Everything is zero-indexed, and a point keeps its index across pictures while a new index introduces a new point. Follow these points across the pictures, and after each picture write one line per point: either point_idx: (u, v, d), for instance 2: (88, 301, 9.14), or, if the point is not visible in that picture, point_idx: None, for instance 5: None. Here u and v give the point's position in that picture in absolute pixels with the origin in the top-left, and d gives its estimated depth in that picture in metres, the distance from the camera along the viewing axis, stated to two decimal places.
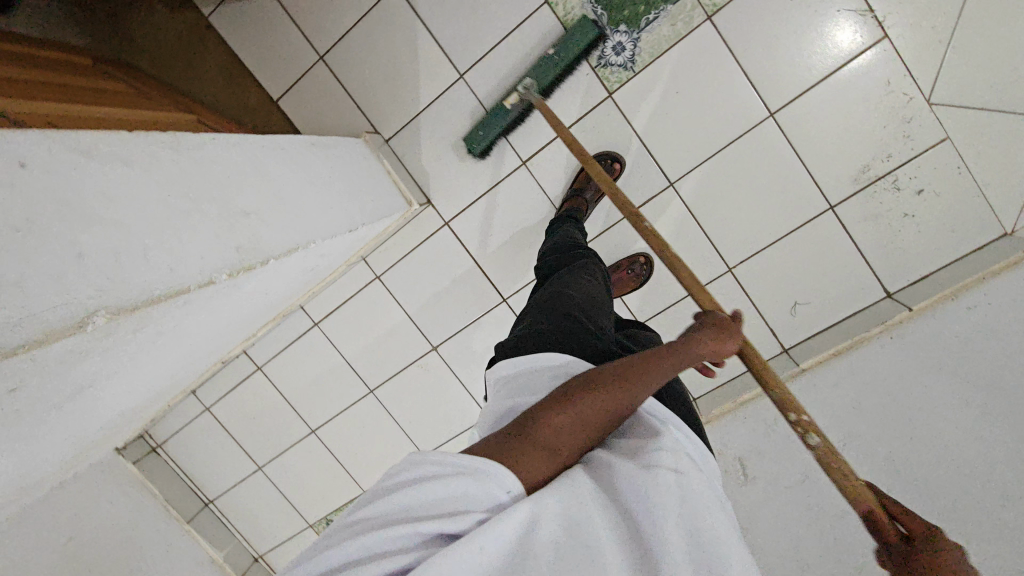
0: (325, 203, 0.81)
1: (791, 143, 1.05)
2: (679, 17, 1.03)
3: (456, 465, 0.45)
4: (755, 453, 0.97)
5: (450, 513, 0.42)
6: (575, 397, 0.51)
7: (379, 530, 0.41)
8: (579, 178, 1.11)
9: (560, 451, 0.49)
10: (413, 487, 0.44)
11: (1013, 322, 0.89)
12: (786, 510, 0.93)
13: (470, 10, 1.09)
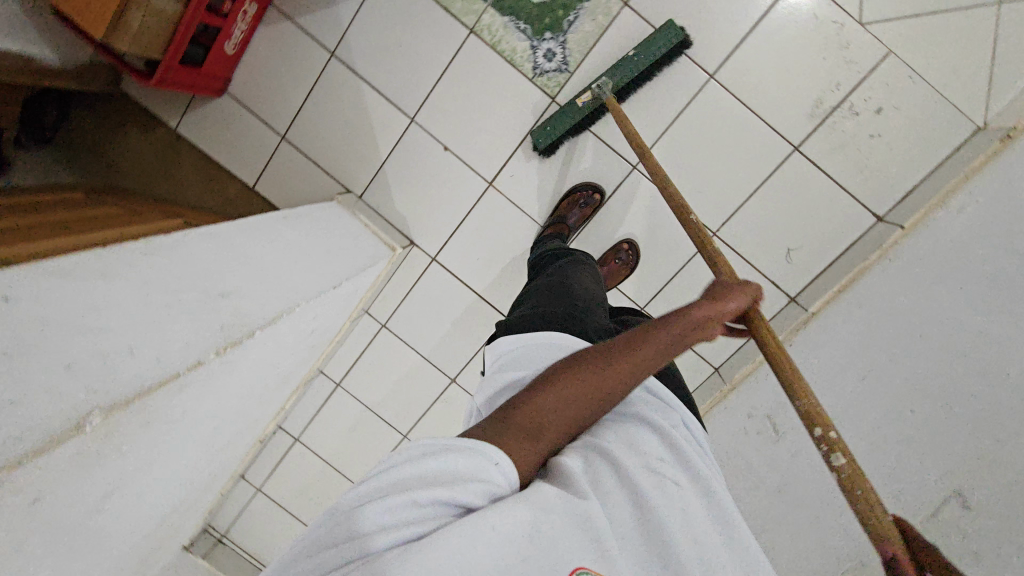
0: (302, 267, 0.85)
1: (738, 98, 1.06)
2: (598, 11, 1.06)
3: (464, 439, 0.43)
4: (784, 407, 0.95)
5: (461, 485, 0.40)
6: (570, 373, 0.51)
7: (385, 501, 0.39)
8: (561, 206, 1.15)
9: (550, 432, 0.48)
10: (419, 458, 0.42)
11: (1008, 213, 0.86)
12: (826, 457, 0.90)
13: (405, 58, 1.14)
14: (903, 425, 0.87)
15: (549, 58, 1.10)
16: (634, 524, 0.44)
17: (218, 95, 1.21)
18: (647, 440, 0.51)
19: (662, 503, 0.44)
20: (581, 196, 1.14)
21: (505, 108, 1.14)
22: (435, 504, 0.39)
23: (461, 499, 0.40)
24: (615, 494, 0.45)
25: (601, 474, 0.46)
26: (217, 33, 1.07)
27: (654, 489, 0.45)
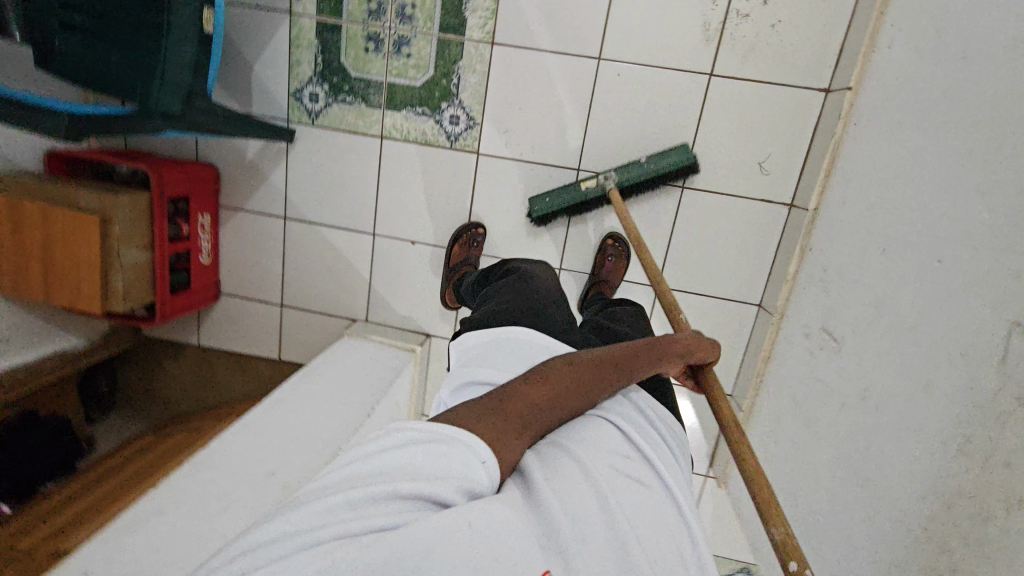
0: (334, 414, 0.90)
1: (633, 62, 1.07)
2: (473, 61, 1.11)
3: (451, 433, 0.44)
4: (831, 315, 0.89)
5: (442, 479, 0.40)
6: (553, 371, 0.56)
7: (364, 489, 0.38)
8: (455, 251, 1.19)
9: (532, 425, 0.50)
10: (401, 452, 0.41)
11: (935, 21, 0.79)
12: (884, 344, 0.76)
13: (341, 189, 1.23)
14: (938, 280, 0.69)
15: (457, 123, 1.15)
16: (602, 529, 0.43)
17: (216, 299, 1.33)
18: (612, 437, 0.53)
19: (628, 507, 0.46)
20: (468, 237, 1.19)
21: (444, 183, 1.19)
22: (418, 497, 0.39)
23: (442, 491, 0.39)
24: (582, 493, 0.45)
25: (562, 464, 0.48)
26: (189, 253, 1.20)
27: (621, 493, 0.47)
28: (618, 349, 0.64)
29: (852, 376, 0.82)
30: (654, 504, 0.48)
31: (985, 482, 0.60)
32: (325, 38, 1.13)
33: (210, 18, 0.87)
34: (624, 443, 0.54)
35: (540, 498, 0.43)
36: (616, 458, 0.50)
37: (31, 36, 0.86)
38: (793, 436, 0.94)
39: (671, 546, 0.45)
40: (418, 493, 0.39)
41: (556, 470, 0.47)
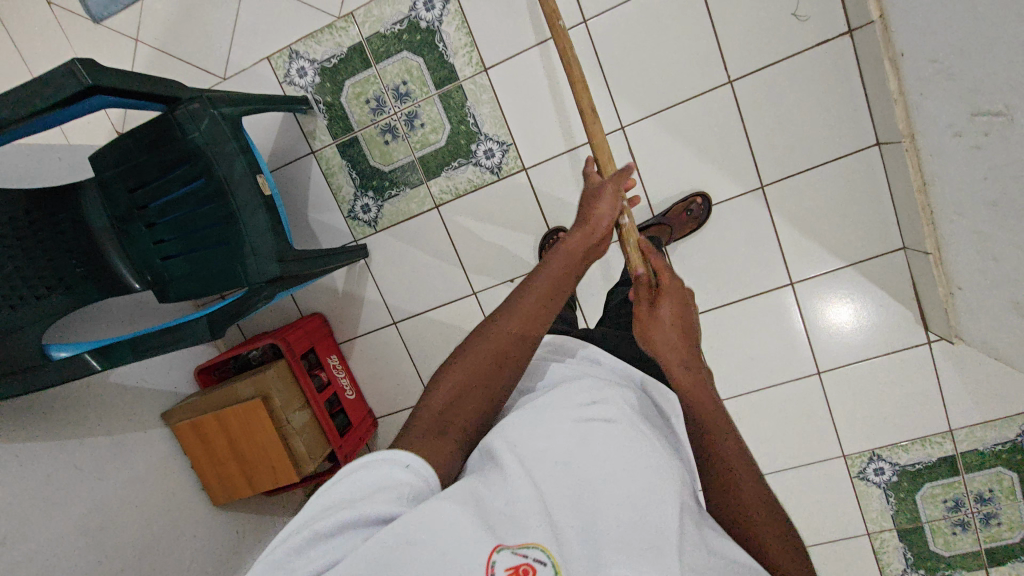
0: None
1: (617, 6, 1.05)
2: (478, 94, 1.14)
3: (372, 455, 0.49)
4: (972, 97, 0.78)
5: (370, 499, 0.45)
6: (455, 369, 0.58)
7: (300, 535, 0.44)
8: None
9: (452, 428, 0.54)
10: (328, 490, 0.47)
11: None
12: None
13: (427, 272, 1.27)
14: None
15: (492, 154, 1.17)
16: (562, 498, 0.49)
17: (376, 424, 1.38)
18: (576, 391, 0.57)
19: (587, 455, 0.52)
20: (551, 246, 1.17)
21: (509, 212, 1.20)
22: (349, 524, 0.44)
23: (371, 512, 0.44)
24: (541, 452, 0.52)
25: (526, 434, 0.53)
26: (337, 396, 1.27)
27: (582, 446, 0.52)
28: (518, 296, 0.63)
29: None
30: (616, 441, 0.53)
31: None
32: (349, 154, 1.21)
33: (264, 180, 0.94)
34: (586, 394, 0.57)
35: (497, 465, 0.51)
36: (576, 407, 0.55)
37: (147, 280, 0.97)
38: (1012, 237, 0.80)
39: (632, 480, 0.51)
40: (348, 523, 0.44)
41: (514, 433, 0.53)
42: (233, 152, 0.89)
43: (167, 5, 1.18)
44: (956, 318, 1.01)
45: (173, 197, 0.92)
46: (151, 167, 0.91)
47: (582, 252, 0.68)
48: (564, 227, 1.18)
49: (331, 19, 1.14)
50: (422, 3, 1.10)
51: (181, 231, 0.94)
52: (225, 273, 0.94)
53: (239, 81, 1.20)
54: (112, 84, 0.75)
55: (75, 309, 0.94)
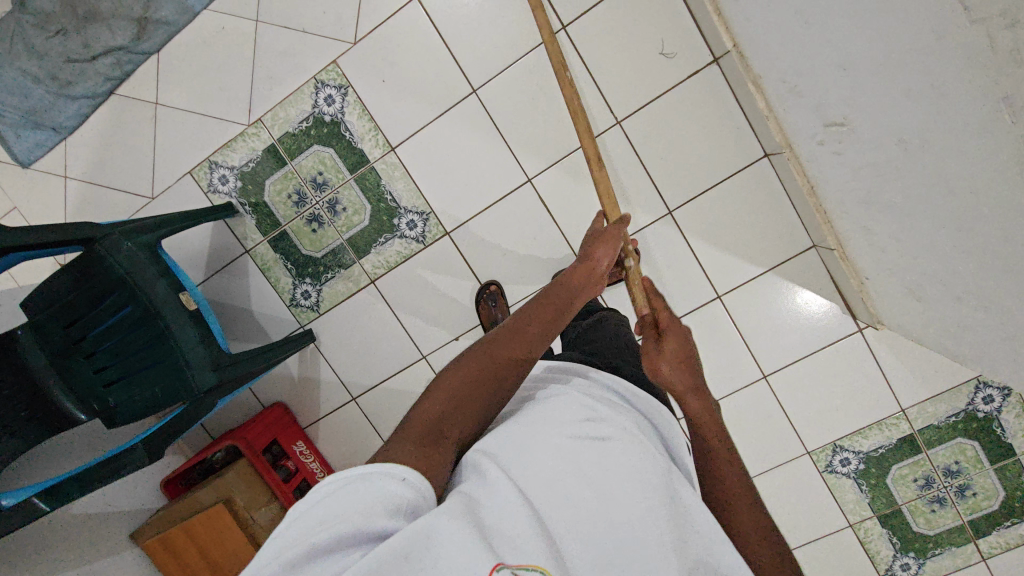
0: None
1: (501, 73, 1.12)
2: (391, 172, 1.19)
3: (367, 468, 0.46)
4: (819, 113, 0.84)
5: (364, 512, 0.43)
6: (462, 365, 0.59)
7: (285, 556, 0.41)
8: (483, 315, 1.19)
9: (448, 436, 0.53)
10: (320, 504, 0.44)
11: None
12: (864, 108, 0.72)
13: (376, 344, 1.30)
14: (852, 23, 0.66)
15: (415, 224, 1.22)
16: (557, 505, 0.51)
17: None
18: (569, 405, 0.60)
19: (584, 472, 0.53)
20: (485, 299, 1.20)
21: (442, 275, 1.24)
22: (346, 541, 0.42)
23: (370, 526, 0.42)
24: (535, 465, 0.53)
25: (516, 446, 0.54)
26: (307, 482, 1.29)
27: (578, 456, 0.54)
28: (531, 309, 0.67)
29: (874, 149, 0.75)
30: (611, 456, 0.55)
31: None
32: (281, 247, 1.26)
33: (189, 296, 0.99)
34: (583, 408, 0.60)
35: (490, 484, 0.50)
36: (572, 422, 0.57)
37: (92, 408, 0.99)
38: (889, 232, 0.85)
39: (627, 492, 0.53)
40: (345, 540, 0.42)
41: (505, 453, 0.53)
42: (153, 276, 0.94)
43: (90, 141, 1.25)
44: (874, 305, 1.05)
45: (105, 326, 0.96)
46: (80, 300, 0.95)
47: (580, 288, 0.74)
48: (496, 281, 1.21)
49: (242, 128, 1.20)
50: (323, 99, 1.17)
51: (122, 354, 0.97)
52: (166, 389, 0.96)
53: (166, 198, 1.26)
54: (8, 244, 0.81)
55: (24, 451, 0.98)
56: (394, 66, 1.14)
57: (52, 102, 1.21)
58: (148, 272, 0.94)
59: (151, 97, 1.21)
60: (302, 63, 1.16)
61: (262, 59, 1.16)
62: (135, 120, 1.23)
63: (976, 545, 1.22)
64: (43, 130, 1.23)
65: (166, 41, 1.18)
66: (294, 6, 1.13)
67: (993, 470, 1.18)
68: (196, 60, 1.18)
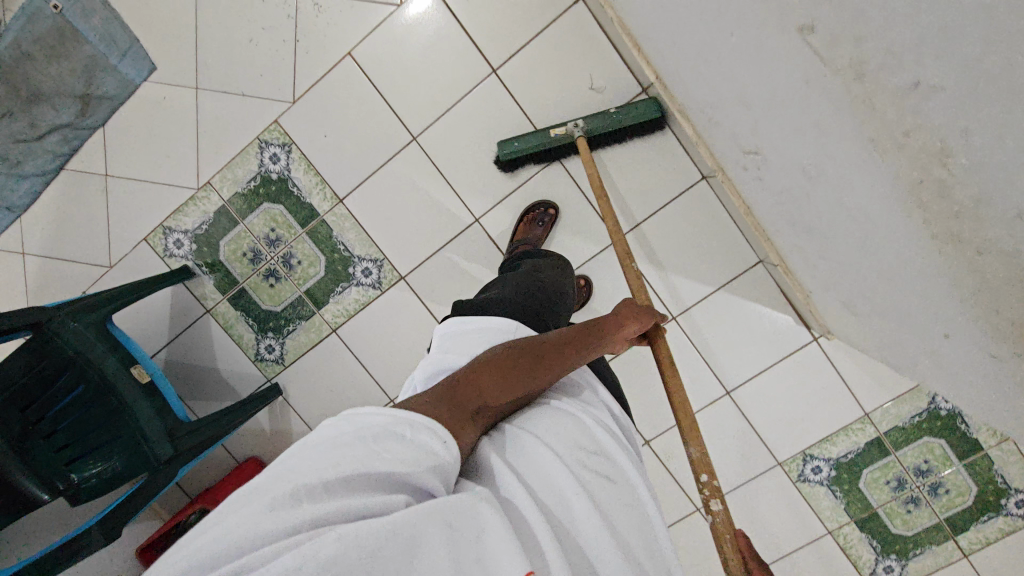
0: None
1: (438, 119, 1.15)
2: (341, 222, 1.21)
3: (409, 418, 0.49)
4: (737, 140, 0.86)
5: (409, 460, 0.45)
6: (492, 361, 0.60)
7: (330, 474, 0.42)
8: (520, 231, 1.13)
9: (479, 419, 0.56)
10: (364, 433, 0.46)
11: None
12: (770, 139, 0.73)
13: (343, 392, 1.30)
14: (741, 63, 0.68)
15: (370, 272, 1.23)
16: (570, 521, 0.51)
17: None
18: (582, 429, 0.61)
19: (598, 493, 0.54)
20: (536, 217, 1.14)
21: (401, 319, 1.25)
22: (388, 483, 0.44)
23: (415, 476, 0.45)
24: (552, 477, 0.53)
25: (537, 455, 0.55)
26: None
27: (591, 476, 0.55)
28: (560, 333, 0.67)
29: (784, 176, 0.78)
30: (616, 483, 0.57)
31: (921, 214, 0.52)
32: (241, 304, 1.27)
33: (142, 369, 0.99)
34: (592, 434, 0.62)
35: (511, 496, 0.51)
36: (586, 446, 0.59)
37: (58, 488, 0.98)
38: (817, 251, 0.86)
39: (631, 518, 0.55)
40: (389, 479, 0.44)
41: (523, 466, 0.54)
42: (103, 353, 0.95)
43: (43, 217, 1.26)
44: (822, 316, 1.06)
45: (61, 406, 0.97)
46: (33, 385, 0.95)
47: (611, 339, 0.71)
48: (557, 209, 1.16)
49: (192, 192, 1.22)
50: (268, 158, 1.19)
51: (82, 431, 0.97)
52: (128, 462, 0.98)
53: (123, 265, 1.27)
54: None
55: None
56: (334, 120, 1.16)
57: (4, 183, 1.23)
58: (99, 351, 0.95)
59: (100, 170, 1.23)
60: (245, 125, 1.18)
61: (206, 125, 1.18)
62: (87, 193, 1.24)
63: (956, 542, 1.21)
64: None
65: (111, 114, 1.21)
66: (231, 70, 1.15)
67: (963, 467, 1.18)
68: (140, 130, 1.20)
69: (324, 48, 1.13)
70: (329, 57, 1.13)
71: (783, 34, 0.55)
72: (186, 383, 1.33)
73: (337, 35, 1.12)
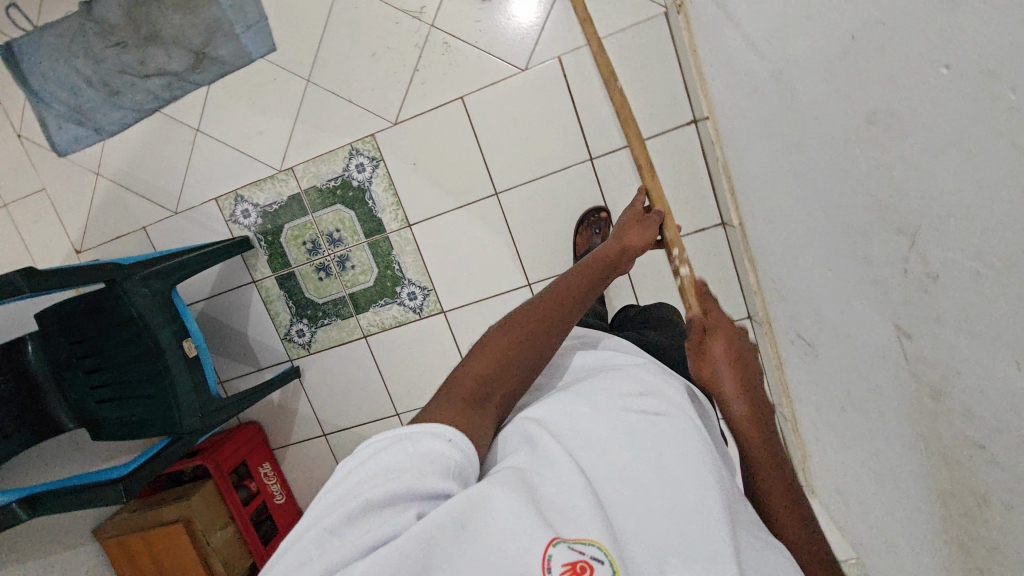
0: None
1: (524, 183, 1.18)
2: (404, 244, 1.26)
3: (413, 428, 0.46)
4: (795, 323, 0.91)
5: (415, 472, 0.43)
6: (498, 337, 0.57)
7: (336, 518, 0.40)
8: (578, 243, 1.15)
9: (494, 399, 0.53)
10: (368, 464, 0.44)
11: (722, 63, 0.86)
12: (828, 352, 0.79)
13: (355, 393, 1.37)
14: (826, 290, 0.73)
15: (415, 296, 1.28)
16: (610, 480, 0.48)
17: None
18: (620, 385, 0.57)
19: (647, 452, 0.50)
20: (589, 224, 1.15)
21: (429, 346, 1.31)
22: (398, 500, 0.41)
23: (420, 484, 0.42)
24: (586, 440, 0.51)
25: (568, 418, 0.53)
26: (265, 503, 1.39)
27: (630, 429, 0.51)
28: (559, 284, 0.64)
29: (827, 381, 0.83)
30: (670, 440, 0.51)
31: (941, 512, 0.58)
32: (287, 286, 1.33)
33: (190, 343, 1.06)
34: (631, 387, 0.57)
35: (549, 460, 0.48)
36: (625, 399, 0.55)
37: (86, 417, 1.07)
38: (830, 441, 0.93)
39: (693, 476, 0.49)
40: (396, 498, 0.41)
41: (559, 429, 0.52)
42: (160, 324, 1.01)
43: (124, 148, 1.29)
44: (811, 478, 1.14)
45: (106, 351, 1.03)
46: (91, 326, 1.02)
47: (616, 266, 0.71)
48: (608, 210, 1.17)
49: (273, 172, 1.26)
50: (354, 166, 1.22)
51: (119, 381, 1.03)
52: (153, 421, 1.04)
53: (187, 215, 1.31)
54: (37, 290, 0.86)
55: (25, 447, 1.06)
56: (428, 153, 1.20)
57: (101, 107, 1.26)
58: (158, 319, 1.01)
59: (192, 123, 1.26)
60: (342, 129, 1.21)
61: (305, 117, 1.21)
62: (173, 139, 1.27)
63: None
64: (86, 129, 1.28)
65: (218, 77, 1.23)
66: (346, 77, 1.18)
67: None
68: (242, 100, 1.23)
69: (440, 86, 1.16)
70: (442, 97, 1.16)
71: (870, 311, 0.60)
72: (213, 337, 1.40)
73: (456, 78, 1.15)
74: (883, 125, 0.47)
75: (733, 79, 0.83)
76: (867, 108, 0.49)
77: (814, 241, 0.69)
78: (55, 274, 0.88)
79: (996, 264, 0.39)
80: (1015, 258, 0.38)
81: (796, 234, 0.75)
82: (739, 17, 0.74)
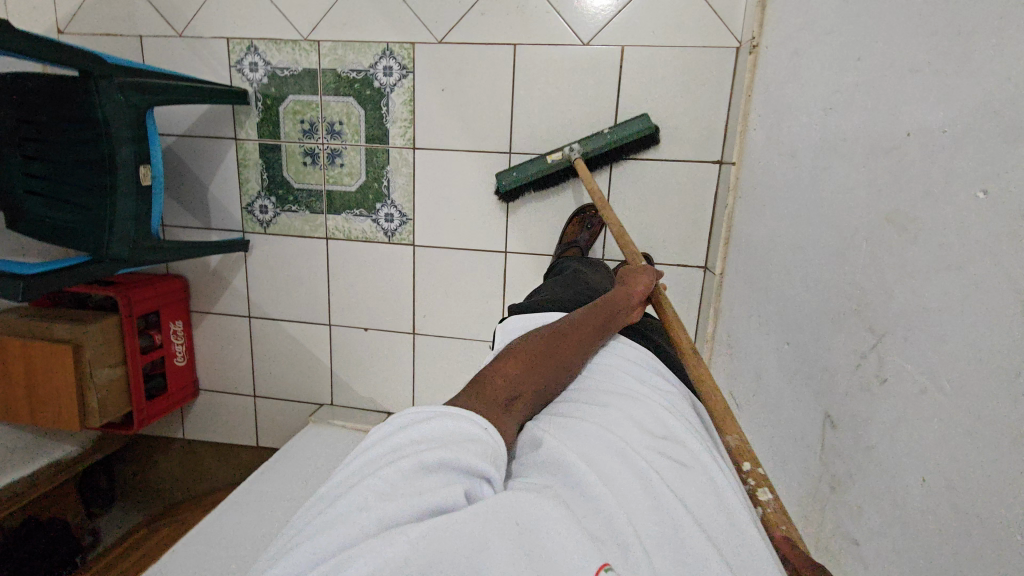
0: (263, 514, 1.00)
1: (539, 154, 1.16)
2: (400, 164, 1.21)
3: (451, 409, 0.48)
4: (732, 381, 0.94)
5: (461, 446, 0.45)
6: (521, 349, 0.61)
7: (385, 475, 0.41)
8: (567, 231, 1.16)
9: (518, 403, 0.56)
10: (413, 433, 0.45)
11: (771, 118, 0.87)
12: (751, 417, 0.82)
13: (296, 288, 1.33)
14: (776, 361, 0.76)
15: (391, 220, 1.25)
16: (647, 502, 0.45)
17: (196, 395, 1.44)
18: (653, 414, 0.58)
19: (685, 480, 0.49)
20: (583, 218, 1.16)
21: (385, 272, 1.28)
22: (445, 470, 0.43)
23: (465, 458, 0.44)
24: (619, 466, 0.48)
25: (601, 441, 0.51)
26: (163, 359, 1.33)
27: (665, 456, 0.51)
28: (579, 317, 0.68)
29: None
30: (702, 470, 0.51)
31: None
32: (267, 157, 1.26)
33: (148, 170, 0.99)
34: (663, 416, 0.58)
35: (582, 485, 0.46)
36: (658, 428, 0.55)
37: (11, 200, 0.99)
38: None
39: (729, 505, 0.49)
40: (444, 467, 0.43)
41: (591, 451, 0.50)
42: (125, 138, 0.93)
43: None
44: None
45: (56, 143, 0.94)
46: (48, 111, 0.93)
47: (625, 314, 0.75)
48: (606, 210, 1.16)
49: (297, 38, 1.18)
50: (382, 67, 1.16)
51: (58, 179, 0.95)
52: (79, 233, 0.97)
53: (193, 45, 1.22)
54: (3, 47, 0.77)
55: None
56: (459, 85, 1.15)
57: None
58: (124, 133, 0.94)
59: None
60: (384, 25, 1.14)
61: None
62: None
63: None
64: None
65: None
66: None
67: None
68: None
69: (497, 24, 1.11)
70: (495, 35, 1.12)
71: (810, 394, 0.62)
72: (174, 179, 1.31)
73: (515, 23, 1.10)
74: (899, 227, 0.49)
75: (775, 136, 0.84)
76: (890, 206, 0.50)
77: (786, 314, 0.71)
78: (30, 39, 0.80)
79: (943, 388, 0.42)
80: (961, 387, 0.40)
81: (772, 302, 0.77)
82: (806, 79, 0.74)
